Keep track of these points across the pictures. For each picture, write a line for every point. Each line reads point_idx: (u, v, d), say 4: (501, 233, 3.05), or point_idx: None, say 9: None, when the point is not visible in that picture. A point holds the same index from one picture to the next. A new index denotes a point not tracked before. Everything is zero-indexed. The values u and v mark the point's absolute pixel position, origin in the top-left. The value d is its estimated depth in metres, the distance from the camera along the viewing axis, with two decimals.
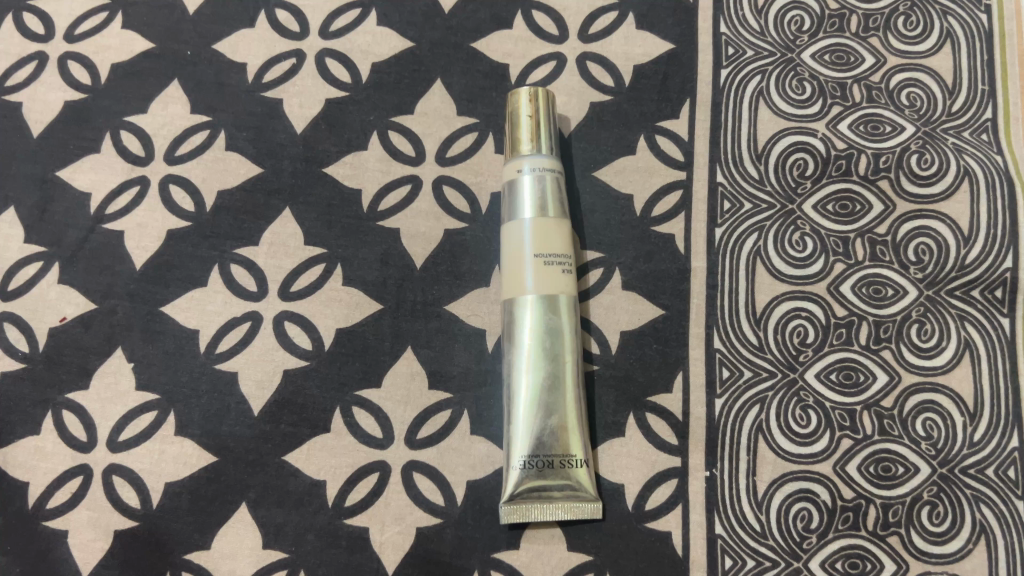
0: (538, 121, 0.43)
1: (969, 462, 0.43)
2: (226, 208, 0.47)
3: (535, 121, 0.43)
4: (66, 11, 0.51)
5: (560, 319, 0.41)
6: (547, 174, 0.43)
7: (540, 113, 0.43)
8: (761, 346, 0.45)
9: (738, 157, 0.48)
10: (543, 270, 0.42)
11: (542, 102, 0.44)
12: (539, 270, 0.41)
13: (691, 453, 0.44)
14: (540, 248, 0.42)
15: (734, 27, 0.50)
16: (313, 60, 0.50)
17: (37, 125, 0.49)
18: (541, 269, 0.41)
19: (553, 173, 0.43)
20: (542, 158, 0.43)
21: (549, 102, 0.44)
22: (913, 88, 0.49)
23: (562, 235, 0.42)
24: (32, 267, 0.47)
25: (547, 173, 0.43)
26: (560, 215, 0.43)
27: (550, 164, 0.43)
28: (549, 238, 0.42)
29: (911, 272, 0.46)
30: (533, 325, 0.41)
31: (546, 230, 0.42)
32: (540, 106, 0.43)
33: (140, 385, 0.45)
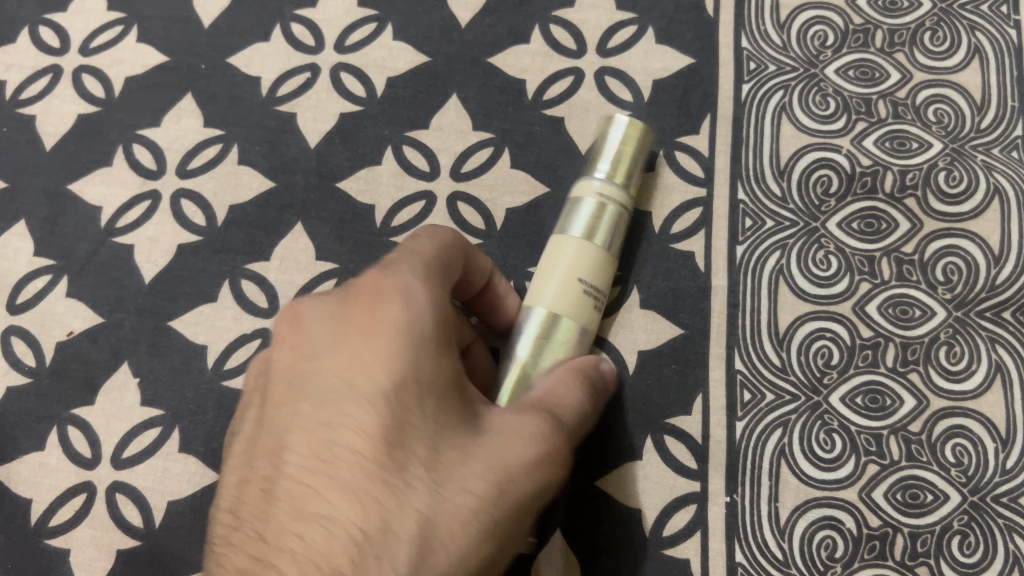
0: (620, 154, 0.42)
1: (1002, 490, 0.41)
2: (238, 222, 0.47)
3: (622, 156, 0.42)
4: (83, 25, 0.52)
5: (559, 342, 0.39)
6: (609, 203, 0.41)
7: (630, 152, 0.42)
8: (784, 368, 0.43)
9: (761, 173, 0.47)
10: (568, 289, 0.39)
11: (634, 143, 0.42)
12: (563, 285, 0.39)
13: (712, 477, 0.42)
14: (579, 269, 0.39)
15: (756, 42, 0.49)
16: (327, 74, 0.49)
17: (50, 138, 0.49)
18: (563, 285, 0.39)
19: (615, 205, 0.41)
20: (611, 188, 0.41)
21: (644, 142, 0.43)
22: (941, 105, 0.47)
23: (604, 265, 0.40)
24: (41, 280, 0.47)
25: (602, 199, 0.41)
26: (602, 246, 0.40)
27: (609, 194, 0.41)
28: (585, 261, 0.40)
29: (939, 292, 0.44)
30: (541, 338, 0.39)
31: (583, 254, 0.40)
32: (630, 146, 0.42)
33: (144, 401, 0.44)
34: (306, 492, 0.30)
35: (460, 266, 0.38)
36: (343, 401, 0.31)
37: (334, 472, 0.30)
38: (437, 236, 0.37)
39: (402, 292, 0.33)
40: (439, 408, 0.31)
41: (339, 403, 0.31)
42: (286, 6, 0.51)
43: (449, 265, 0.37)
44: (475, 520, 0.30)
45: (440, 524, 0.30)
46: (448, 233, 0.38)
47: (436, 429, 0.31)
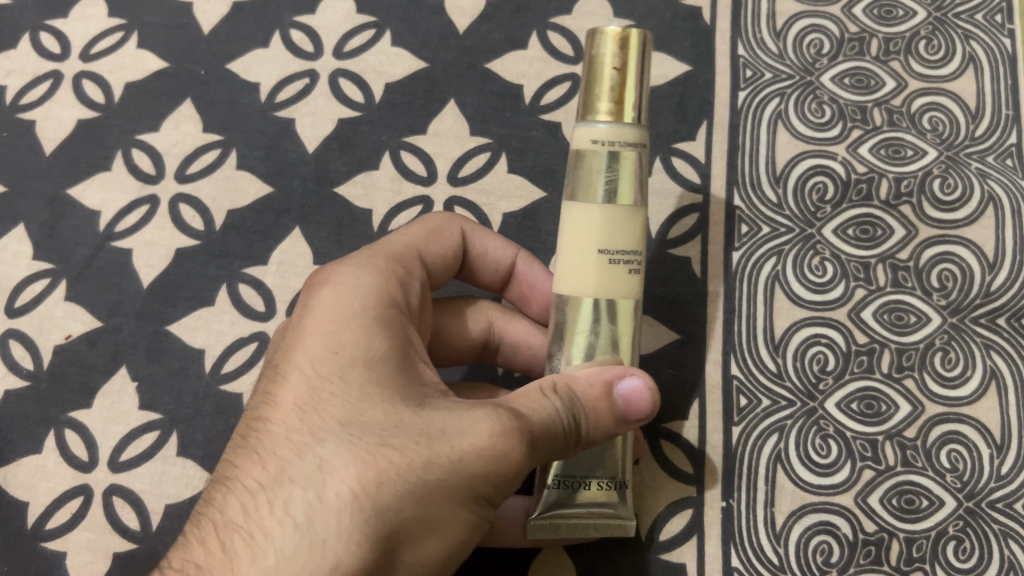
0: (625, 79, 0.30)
1: (997, 496, 0.41)
2: (236, 226, 0.47)
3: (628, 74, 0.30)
4: (83, 31, 0.52)
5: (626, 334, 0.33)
6: (624, 147, 0.31)
7: (631, 67, 0.30)
8: (780, 373, 0.44)
9: (757, 180, 0.47)
10: (597, 267, 0.32)
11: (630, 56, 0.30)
12: (586, 264, 0.32)
13: (707, 483, 0.42)
14: (602, 242, 0.31)
15: (752, 50, 0.49)
16: (326, 80, 0.50)
17: (49, 143, 0.50)
18: (590, 263, 0.32)
19: (633, 146, 0.31)
20: (621, 128, 0.31)
21: (642, 48, 0.30)
22: (936, 112, 0.48)
23: (629, 227, 0.32)
24: (39, 283, 0.47)
25: (614, 141, 0.31)
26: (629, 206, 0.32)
27: (622, 132, 0.31)
28: (613, 226, 0.31)
29: (934, 299, 0.44)
30: (580, 330, 0.32)
31: (612, 221, 0.31)
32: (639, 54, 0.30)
33: (142, 404, 0.44)
34: (233, 471, 0.30)
35: (451, 256, 0.40)
36: (275, 387, 0.31)
37: (251, 443, 0.30)
38: (428, 229, 0.39)
39: (344, 280, 0.34)
40: (365, 377, 0.30)
41: (273, 388, 0.31)
42: (285, 12, 0.51)
43: (430, 257, 0.39)
44: (382, 480, 0.28)
45: (343, 481, 0.28)
46: (426, 224, 0.40)
47: (357, 394, 0.30)
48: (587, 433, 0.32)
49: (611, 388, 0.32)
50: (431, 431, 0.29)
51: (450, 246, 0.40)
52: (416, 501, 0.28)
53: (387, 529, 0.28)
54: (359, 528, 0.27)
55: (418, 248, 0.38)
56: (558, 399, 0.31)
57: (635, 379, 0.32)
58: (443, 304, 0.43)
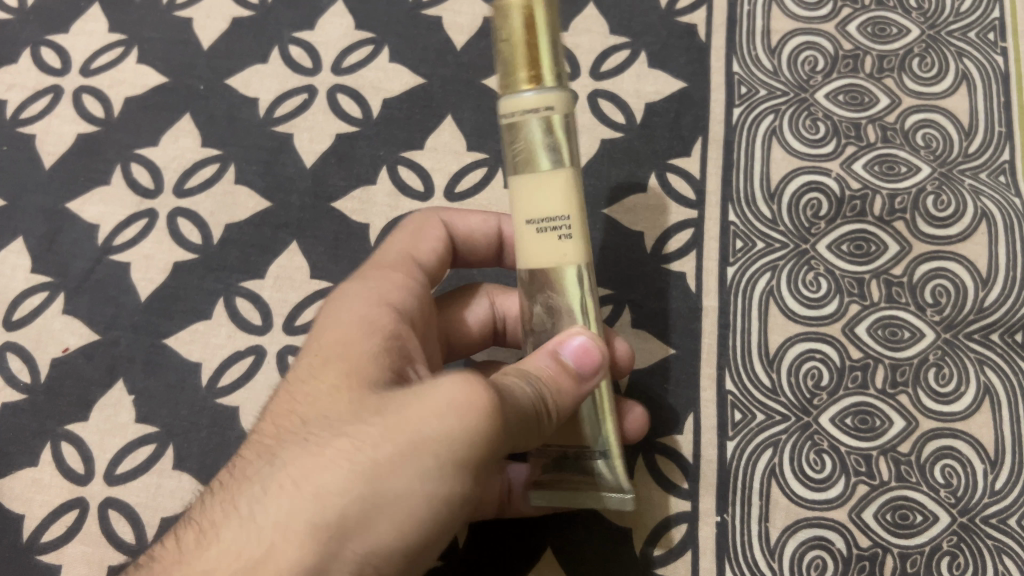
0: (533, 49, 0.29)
1: (991, 512, 0.41)
2: (234, 241, 0.47)
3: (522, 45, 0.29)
4: (84, 46, 0.52)
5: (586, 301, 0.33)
6: (539, 119, 0.30)
7: (535, 36, 0.29)
8: (775, 389, 0.44)
9: (751, 196, 0.47)
10: (532, 237, 0.32)
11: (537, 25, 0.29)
12: (523, 236, 0.32)
13: (702, 497, 0.42)
14: (531, 211, 0.32)
15: (747, 67, 0.50)
16: (324, 96, 0.50)
17: (49, 157, 0.50)
18: (526, 234, 0.32)
19: (548, 116, 0.30)
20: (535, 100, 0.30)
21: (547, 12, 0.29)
22: (929, 129, 0.48)
23: (557, 193, 0.31)
24: (38, 297, 0.47)
25: (523, 113, 0.30)
26: (553, 171, 0.31)
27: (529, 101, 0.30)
28: (537, 196, 0.32)
29: (928, 314, 0.45)
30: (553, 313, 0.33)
31: (538, 189, 0.31)
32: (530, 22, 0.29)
33: (139, 418, 0.44)
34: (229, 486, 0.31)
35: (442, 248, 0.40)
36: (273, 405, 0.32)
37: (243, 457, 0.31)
38: (414, 231, 0.40)
39: (340, 300, 0.35)
40: (341, 377, 0.30)
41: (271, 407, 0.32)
42: (285, 28, 0.52)
43: (424, 258, 0.39)
44: (328, 465, 0.27)
45: (292, 474, 0.27)
46: (419, 227, 0.40)
47: (329, 394, 0.30)
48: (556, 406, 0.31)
49: (558, 358, 0.32)
50: (381, 417, 0.28)
51: (438, 242, 0.40)
52: (363, 480, 0.26)
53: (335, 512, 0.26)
54: (302, 515, 0.26)
55: (408, 252, 0.39)
56: (522, 382, 0.31)
57: (578, 338, 0.32)
58: (444, 301, 0.43)
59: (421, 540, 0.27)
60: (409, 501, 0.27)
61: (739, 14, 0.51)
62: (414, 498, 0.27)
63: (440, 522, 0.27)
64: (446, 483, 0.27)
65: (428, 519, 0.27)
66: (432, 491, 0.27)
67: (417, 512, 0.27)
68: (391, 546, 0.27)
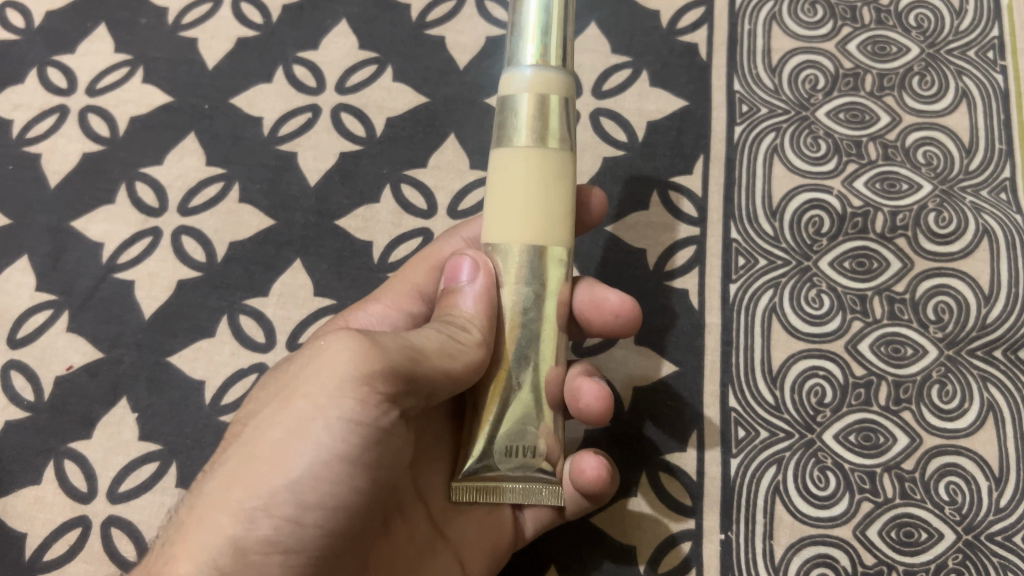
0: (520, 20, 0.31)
1: (996, 529, 0.41)
2: (238, 258, 0.47)
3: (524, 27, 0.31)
4: (90, 67, 0.53)
5: (537, 281, 0.32)
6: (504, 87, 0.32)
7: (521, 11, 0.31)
8: (779, 406, 0.44)
9: (753, 214, 0.47)
10: None
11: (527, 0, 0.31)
12: (495, 209, 0.32)
13: (706, 515, 0.42)
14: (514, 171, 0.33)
15: (748, 86, 0.50)
16: (328, 115, 0.50)
17: (54, 176, 0.50)
18: (497, 209, 0.32)
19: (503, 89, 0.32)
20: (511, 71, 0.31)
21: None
22: (930, 147, 0.48)
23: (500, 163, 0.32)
24: (42, 315, 0.47)
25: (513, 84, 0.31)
26: (529, 146, 0.31)
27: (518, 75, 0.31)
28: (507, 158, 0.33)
29: (931, 331, 0.45)
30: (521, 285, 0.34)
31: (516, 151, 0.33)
32: (535, 6, 0.31)
33: (142, 435, 0.44)
34: None
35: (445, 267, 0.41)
36: None
37: None
38: (423, 262, 0.41)
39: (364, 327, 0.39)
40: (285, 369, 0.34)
41: None
42: (289, 49, 0.52)
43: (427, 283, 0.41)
44: (245, 437, 0.29)
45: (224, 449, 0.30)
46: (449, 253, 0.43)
47: (260, 389, 0.32)
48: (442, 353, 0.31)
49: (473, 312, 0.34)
50: (288, 376, 0.30)
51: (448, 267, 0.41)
52: (266, 427, 0.28)
53: (242, 460, 0.28)
54: (220, 473, 0.28)
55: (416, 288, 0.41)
56: (434, 334, 0.32)
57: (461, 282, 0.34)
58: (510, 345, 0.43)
59: (329, 468, 0.28)
60: (302, 434, 0.28)
61: (740, 33, 0.51)
62: (306, 430, 0.28)
63: (346, 447, 0.28)
64: (339, 405, 0.28)
65: (328, 448, 0.28)
66: (324, 420, 0.28)
67: (311, 439, 0.28)
68: (305, 473, 0.28)
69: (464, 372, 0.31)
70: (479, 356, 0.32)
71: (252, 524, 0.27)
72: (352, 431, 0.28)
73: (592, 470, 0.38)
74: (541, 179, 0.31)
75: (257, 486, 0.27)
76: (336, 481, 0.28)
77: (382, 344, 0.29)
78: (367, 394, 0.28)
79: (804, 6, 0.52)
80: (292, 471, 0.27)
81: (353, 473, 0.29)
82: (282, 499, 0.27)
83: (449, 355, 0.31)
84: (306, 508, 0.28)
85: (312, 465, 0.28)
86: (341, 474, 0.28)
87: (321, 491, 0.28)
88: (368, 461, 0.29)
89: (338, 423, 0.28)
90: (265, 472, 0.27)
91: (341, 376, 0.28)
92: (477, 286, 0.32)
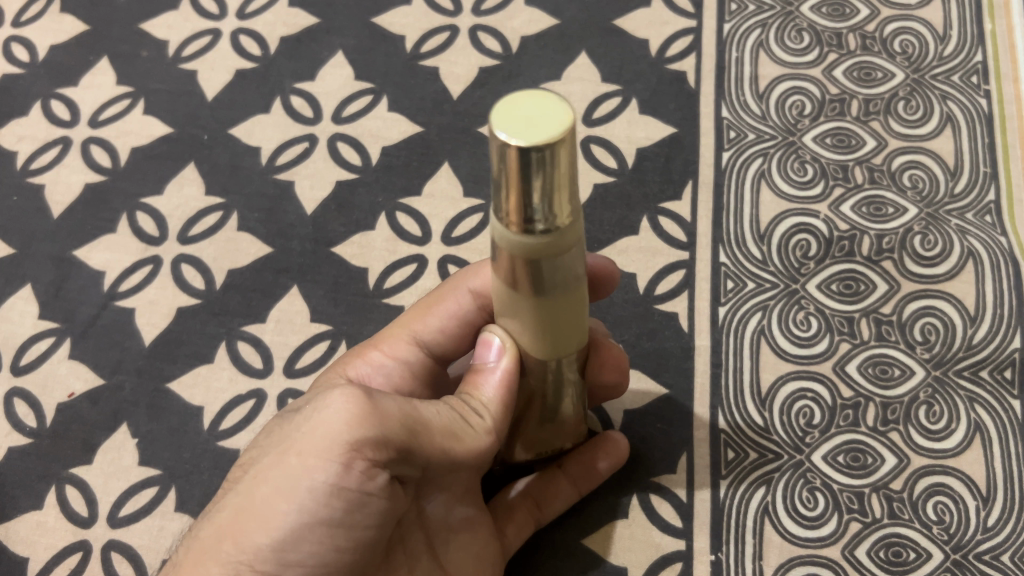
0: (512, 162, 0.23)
1: (984, 548, 0.41)
2: (236, 286, 0.48)
3: (508, 188, 0.24)
4: (92, 99, 0.55)
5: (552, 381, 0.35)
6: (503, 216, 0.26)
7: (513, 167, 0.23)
8: (768, 428, 0.44)
9: (742, 238, 0.48)
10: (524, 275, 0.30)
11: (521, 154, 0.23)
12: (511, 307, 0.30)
13: (697, 536, 0.42)
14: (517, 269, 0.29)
15: (735, 112, 0.51)
16: (325, 144, 0.52)
17: (57, 207, 0.51)
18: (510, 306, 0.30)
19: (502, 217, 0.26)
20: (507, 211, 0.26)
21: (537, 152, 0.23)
22: (915, 170, 0.49)
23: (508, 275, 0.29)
24: (44, 343, 0.48)
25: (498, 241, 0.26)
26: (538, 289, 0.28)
27: (503, 241, 0.26)
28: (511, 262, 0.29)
29: (918, 352, 0.45)
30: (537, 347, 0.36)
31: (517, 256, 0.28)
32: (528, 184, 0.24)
33: (142, 460, 0.45)
34: None
35: (452, 320, 0.41)
36: None
37: None
38: (433, 310, 0.41)
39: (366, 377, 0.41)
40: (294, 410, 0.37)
41: None
42: (287, 80, 0.54)
43: (427, 336, 0.41)
44: (243, 488, 0.32)
45: (228, 490, 0.33)
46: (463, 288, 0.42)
47: (266, 433, 0.35)
48: (450, 433, 0.33)
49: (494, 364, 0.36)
50: (291, 427, 0.32)
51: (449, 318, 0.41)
52: (260, 481, 0.31)
53: (239, 510, 0.31)
54: (216, 521, 0.31)
55: (412, 333, 0.41)
56: (443, 407, 0.34)
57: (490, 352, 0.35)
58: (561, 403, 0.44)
59: (311, 531, 0.30)
60: (290, 495, 0.30)
61: (727, 61, 0.53)
62: (295, 491, 0.30)
63: (329, 510, 0.30)
64: (327, 469, 0.30)
65: (311, 510, 0.30)
66: (309, 483, 0.30)
67: (296, 501, 0.30)
68: (288, 530, 0.30)
69: (467, 456, 0.33)
70: (484, 441, 0.34)
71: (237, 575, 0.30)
72: (335, 494, 0.30)
73: (620, 448, 0.43)
74: (536, 311, 0.29)
75: (244, 543, 0.30)
76: (319, 542, 0.31)
77: (381, 408, 0.31)
78: (353, 460, 0.30)
79: (791, 33, 0.53)
80: (275, 530, 0.30)
81: (335, 535, 0.31)
82: (265, 556, 0.30)
83: (454, 437, 0.33)
84: (286, 566, 0.30)
85: (294, 526, 0.30)
86: (323, 535, 0.31)
87: (302, 550, 0.30)
88: (355, 523, 0.31)
89: (322, 487, 0.30)
90: (252, 530, 0.30)
91: (331, 440, 0.30)
92: (500, 370, 0.34)
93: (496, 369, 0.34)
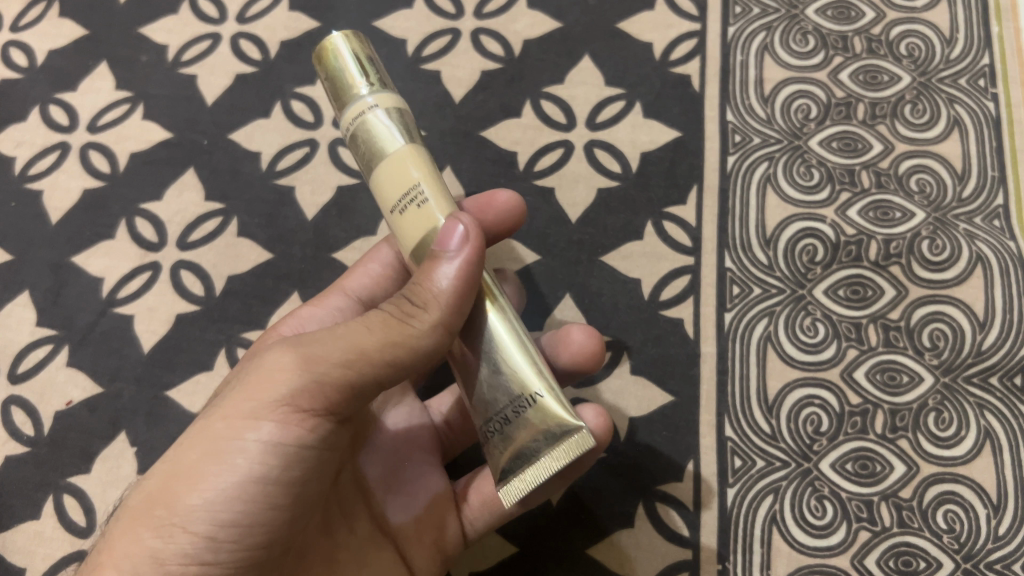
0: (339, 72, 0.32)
1: (994, 557, 0.41)
2: (236, 293, 0.48)
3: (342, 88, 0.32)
4: (91, 105, 0.54)
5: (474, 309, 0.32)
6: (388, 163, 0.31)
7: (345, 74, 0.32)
8: (774, 435, 0.43)
9: (748, 243, 0.48)
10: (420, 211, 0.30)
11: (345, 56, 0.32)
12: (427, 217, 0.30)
13: (703, 545, 0.42)
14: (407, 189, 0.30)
15: (741, 116, 0.51)
16: (325, 149, 0.51)
17: (56, 212, 0.51)
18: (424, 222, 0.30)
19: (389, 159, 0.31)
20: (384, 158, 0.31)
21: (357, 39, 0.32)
22: (923, 175, 0.48)
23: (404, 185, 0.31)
24: (42, 350, 0.48)
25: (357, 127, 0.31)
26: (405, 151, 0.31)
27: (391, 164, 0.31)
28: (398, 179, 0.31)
29: (926, 358, 0.44)
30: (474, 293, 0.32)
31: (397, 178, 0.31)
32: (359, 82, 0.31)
33: (141, 470, 0.44)
34: None
35: (378, 271, 0.43)
36: None
37: None
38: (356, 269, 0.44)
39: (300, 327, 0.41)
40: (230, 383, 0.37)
41: None
42: (287, 85, 0.53)
43: (355, 288, 0.43)
44: (173, 451, 0.30)
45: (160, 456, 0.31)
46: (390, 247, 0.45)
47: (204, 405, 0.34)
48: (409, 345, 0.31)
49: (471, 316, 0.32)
50: (225, 390, 0.32)
51: (373, 267, 0.44)
52: (191, 441, 0.30)
53: (169, 473, 0.30)
54: (146, 487, 0.30)
55: (340, 287, 0.43)
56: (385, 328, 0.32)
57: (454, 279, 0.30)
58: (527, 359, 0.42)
59: (246, 490, 0.29)
60: (223, 455, 0.29)
61: (732, 64, 0.52)
62: (230, 450, 0.29)
63: (263, 469, 0.30)
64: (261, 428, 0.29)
65: (246, 468, 0.29)
66: (241, 443, 0.29)
67: (229, 462, 0.29)
68: (220, 492, 0.29)
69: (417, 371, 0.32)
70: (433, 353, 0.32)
71: (169, 537, 0.29)
72: (270, 453, 0.30)
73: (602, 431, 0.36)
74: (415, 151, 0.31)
75: (176, 503, 0.29)
76: (253, 500, 0.30)
77: (318, 359, 0.30)
78: (291, 418, 0.30)
79: (795, 36, 0.53)
80: (208, 489, 0.29)
81: (271, 493, 0.30)
82: (198, 515, 0.29)
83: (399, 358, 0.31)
84: (219, 525, 0.29)
85: (228, 486, 0.29)
86: (257, 494, 0.30)
87: (236, 509, 0.29)
88: (290, 479, 0.31)
89: (257, 446, 0.29)
90: (183, 490, 0.29)
91: (265, 400, 0.30)
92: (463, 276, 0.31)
93: (455, 258, 0.30)
